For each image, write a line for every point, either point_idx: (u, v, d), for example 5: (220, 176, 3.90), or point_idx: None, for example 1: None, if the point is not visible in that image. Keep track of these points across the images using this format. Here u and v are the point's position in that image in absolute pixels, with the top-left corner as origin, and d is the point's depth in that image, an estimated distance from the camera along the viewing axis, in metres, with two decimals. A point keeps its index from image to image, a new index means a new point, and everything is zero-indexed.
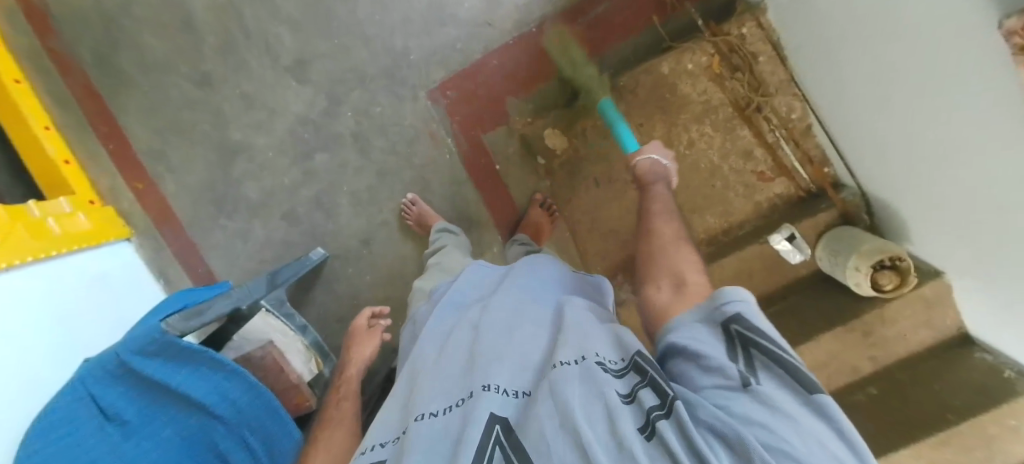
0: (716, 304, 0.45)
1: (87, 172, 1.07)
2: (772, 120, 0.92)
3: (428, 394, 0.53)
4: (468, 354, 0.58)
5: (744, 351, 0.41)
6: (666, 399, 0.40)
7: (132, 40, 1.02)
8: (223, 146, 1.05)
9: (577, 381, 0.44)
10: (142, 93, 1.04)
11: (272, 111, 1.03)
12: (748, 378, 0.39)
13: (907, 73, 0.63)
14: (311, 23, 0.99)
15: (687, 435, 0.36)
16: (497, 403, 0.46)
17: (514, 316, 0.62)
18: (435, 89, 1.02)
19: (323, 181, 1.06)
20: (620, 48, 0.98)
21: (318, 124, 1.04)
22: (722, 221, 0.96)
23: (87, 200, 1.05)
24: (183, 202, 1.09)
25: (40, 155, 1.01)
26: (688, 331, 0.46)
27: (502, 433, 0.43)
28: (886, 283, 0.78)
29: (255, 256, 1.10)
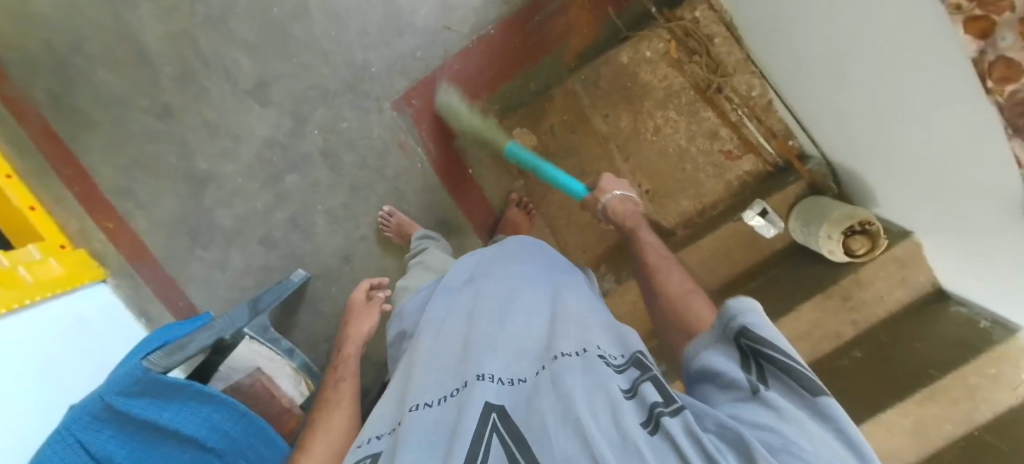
0: (725, 320, 0.49)
1: (53, 216, 1.05)
2: (733, 100, 0.93)
3: (422, 386, 0.54)
4: (461, 345, 0.59)
5: (755, 364, 0.44)
6: (672, 400, 0.41)
7: (88, 78, 1.00)
8: (192, 176, 1.04)
9: (579, 375, 0.46)
10: (104, 131, 1.03)
11: (238, 137, 1.02)
12: (758, 387, 0.41)
13: (856, 41, 0.64)
14: (268, 45, 0.98)
15: (693, 433, 0.37)
16: (491, 391, 0.47)
17: (507, 308, 0.63)
18: (400, 99, 1.02)
19: (297, 202, 1.05)
20: (579, 41, 0.99)
21: (285, 146, 1.03)
22: (696, 204, 0.96)
23: (57, 244, 1.02)
24: (157, 237, 1.07)
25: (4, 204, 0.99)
26: (708, 353, 0.49)
27: (499, 420, 0.44)
28: (858, 248, 0.79)
29: (236, 284, 1.09)
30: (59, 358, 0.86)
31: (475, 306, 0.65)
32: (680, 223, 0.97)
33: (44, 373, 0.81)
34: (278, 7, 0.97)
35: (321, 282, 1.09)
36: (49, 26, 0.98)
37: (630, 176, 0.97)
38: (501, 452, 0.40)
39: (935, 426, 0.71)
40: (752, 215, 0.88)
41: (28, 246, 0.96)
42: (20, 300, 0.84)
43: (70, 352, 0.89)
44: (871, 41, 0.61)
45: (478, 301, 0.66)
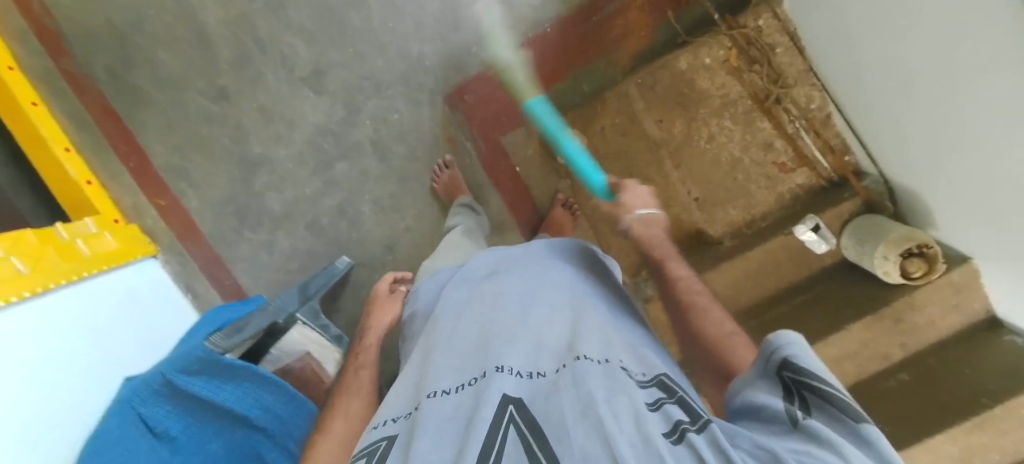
0: (767, 354, 0.46)
1: (109, 192, 1.07)
2: (791, 111, 0.92)
3: (437, 371, 0.51)
4: (480, 333, 0.56)
5: (797, 395, 0.41)
6: (700, 418, 0.38)
7: (147, 58, 1.02)
8: (244, 160, 1.06)
9: (599, 377, 0.43)
10: (161, 110, 1.05)
11: (290, 123, 1.04)
12: (797, 413, 0.39)
13: (928, 59, 0.62)
14: (324, 33, 0.99)
15: (723, 452, 0.33)
16: (511, 384, 0.45)
17: (528, 302, 0.61)
18: (452, 93, 1.03)
19: (345, 189, 1.07)
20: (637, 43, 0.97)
21: (336, 134, 1.04)
22: (745, 214, 0.96)
23: (112, 219, 1.05)
24: (207, 217, 1.09)
25: (63, 177, 1.01)
26: (749, 389, 0.46)
27: (516, 412, 0.41)
28: (915, 271, 0.78)
29: (282, 267, 1.11)
30: (110, 330, 0.89)
31: (496, 297, 0.63)
32: (727, 232, 0.97)
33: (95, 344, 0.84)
34: None
35: (363, 269, 1.11)
36: (111, 5, 1.00)
37: (680, 184, 0.97)
38: (520, 441, 0.37)
39: (982, 453, 0.71)
40: (805, 229, 0.88)
41: (82, 220, 0.98)
42: (73, 276, 0.87)
43: (121, 324, 0.92)
44: (941, 41, 0.58)
45: (498, 293, 0.64)
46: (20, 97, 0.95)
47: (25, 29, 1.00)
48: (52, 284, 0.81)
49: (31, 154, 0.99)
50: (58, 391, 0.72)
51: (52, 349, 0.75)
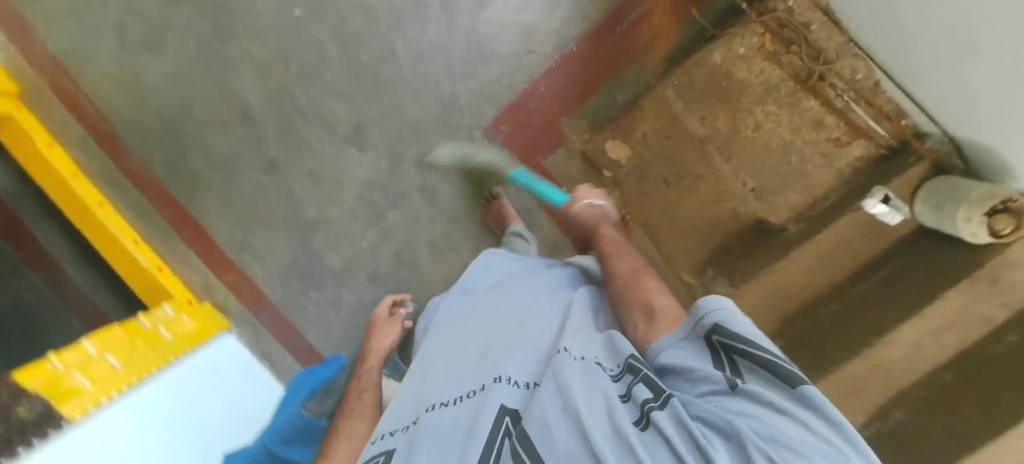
0: (697, 318, 0.46)
1: (178, 274, 1.13)
2: (837, 85, 0.90)
3: (442, 384, 0.58)
4: (480, 347, 0.61)
5: (729, 358, 0.42)
6: (661, 393, 0.41)
7: (199, 143, 1.06)
8: (301, 223, 1.09)
9: (580, 375, 0.47)
10: (218, 191, 1.09)
11: (339, 182, 1.07)
12: (735, 381, 0.40)
13: (982, 13, 0.59)
14: (359, 90, 1.02)
15: (684, 426, 0.37)
16: (507, 394, 0.49)
17: (524, 313, 0.64)
18: (490, 127, 1.05)
19: (399, 238, 1.09)
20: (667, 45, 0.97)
21: (384, 185, 1.07)
22: (806, 196, 0.95)
23: (186, 300, 1.09)
24: (273, 285, 1.13)
25: (136, 267, 1.06)
26: (676, 349, 0.47)
27: (511, 423, 0.45)
28: (1004, 227, 0.73)
29: (348, 322, 1.13)
30: (200, 410, 0.91)
31: (499, 312, 0.67)
32: (791, 218, 0.96)
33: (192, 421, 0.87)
34: (366, 55, 1.00)
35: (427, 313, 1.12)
36: (159, 95, 1.04)
37: (733, 176, 0.96)
38: (513, 447, 0.43)
39: None
40: (874, 201, 0.86)
41: (160, 307, 1.02)
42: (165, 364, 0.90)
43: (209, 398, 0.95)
44: None
45: (499, 309, 0.68)
46: (87, 201, 1.01)
47: (84, 135, 1.08)
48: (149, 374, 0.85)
49: (107, 252, 1.06)
50: None
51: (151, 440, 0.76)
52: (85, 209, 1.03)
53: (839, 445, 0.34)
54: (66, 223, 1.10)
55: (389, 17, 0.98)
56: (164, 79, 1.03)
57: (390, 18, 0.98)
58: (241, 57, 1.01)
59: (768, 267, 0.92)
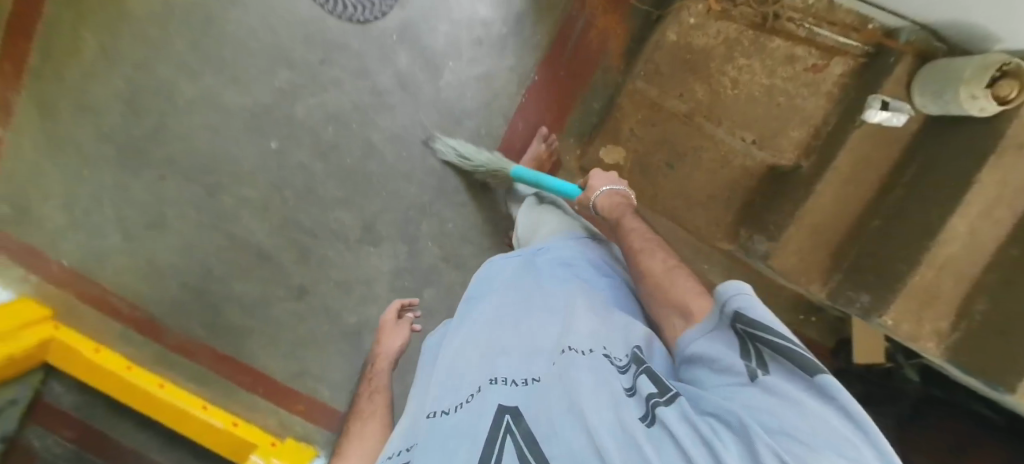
0: (721, 305, 0.46)
1: (253, 423, 1.14)
2: (795, 17, 0.89)
3: (442, 392, 0.57)
4: (478, 350, 0.61)
5: (752, 348, 0.42)
6: (667, 391, 0.43)
7: (229, 296, 1.10)
8: (347, 331, 1.12)
9: (582, 372, 0.48)
10: (261, 334, 1.12)
11: (369, 281, 1.10)
12: (757, 371, 0.40)
13: None
14: (355, 192, 1.06)
15: (691, 423, 0.38)
16: (505, 394, 0.50)
17: (524, 316, 0.64)
18: (487, 176, 1.07)
19: (442, 311, 1.14)
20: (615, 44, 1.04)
21: (411, 268, 1.11)
22: (807, 128, 0.96)
23: (270, 443, 1.11)
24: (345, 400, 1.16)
25: (213, 431, 1.07)
26: (707, 337, 0.48)
27: (511, 421, 0.46)
28: (1009, 92, 0.73)
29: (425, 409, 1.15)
30: None
31: (500, 314, 0.67)
32: (800, 154, 0.97)
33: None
34: (350, 158, 1.04)
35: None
36: (178, 270, 1.09)
37: (730, 135, 0.98)
38: (516, 449, 0.43)
39: None
40: (874, 111, 0.85)
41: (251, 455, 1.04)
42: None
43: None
44: None
45: (499, 310, 0.68)
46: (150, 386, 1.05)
47: (124, 329, 1.11)
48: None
49: (179, 430, 1.06)
50: None
51: None
52: (150, 396, 1.05)
53: (851, 437, 0.33)
54: (139, 419, 1.13)
55: (358, 117, 1.03)
56: (177, 251, 1.08)
57: (359, 117, 1.03)
58: (240, 204, 1.07)
59: (799, 211, 0.91)
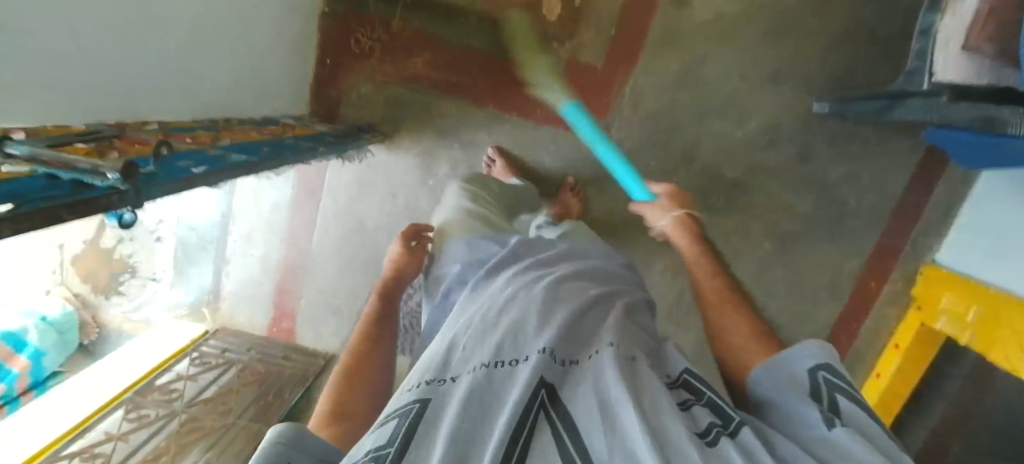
0: (798, 353, 0.44)
1: (994, 354, 0.84)
2: None
3: (481, 339, 0.46)
4: (511, 312, 0.50)
5: (830, 398, 0.40)
6: (730, 420, 0.39)
7: None
8: (785, 243, 1.10)
9: (639, 378, 0.42)
10: (800, 310, 1.13)
11: (729, 232, 1.10)
12: (834, 419, 0.37)
13: (167, 80, 0.65)
14: (644, 256, 1.09)
15: (761, 456, 0.34)
16: (551, 369, 0.42)
17: (574, 293, 0.55)
18: (599, 134, 1.06)
19: (754, 155, 1.06)
20: (448, 32, 1.02)
21: (708, 192, 1.08)
22: None
23: (982, 316, 0.88)
24: (875, 225, 1.08)
25: (1010, 342, 0.81)
26: (784, 371, 0.44)
27: (546, 394, 0.39)
28: None
29: (876, 139, 1.04)
30: None
31: (534, 286, 0.56)
32: None
33: (1009, 230, 0.88)
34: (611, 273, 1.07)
35: (825, 76, 1.01)
36: None
37: None
38: (552, 430, 0.36)
39: None
40: None
41: (943, 329, 0.97)
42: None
43: (982, 222, 0.96)
44: (156, 95, 0.64)
45: (547, 279, 0.57)
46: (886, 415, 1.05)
47: None
48: (1005, 317, 0.84)
49: (1005, 366, 0.81)
50: None
51: None
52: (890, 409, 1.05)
53: None
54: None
55: None
56: None
57: None
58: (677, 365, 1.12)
59: None
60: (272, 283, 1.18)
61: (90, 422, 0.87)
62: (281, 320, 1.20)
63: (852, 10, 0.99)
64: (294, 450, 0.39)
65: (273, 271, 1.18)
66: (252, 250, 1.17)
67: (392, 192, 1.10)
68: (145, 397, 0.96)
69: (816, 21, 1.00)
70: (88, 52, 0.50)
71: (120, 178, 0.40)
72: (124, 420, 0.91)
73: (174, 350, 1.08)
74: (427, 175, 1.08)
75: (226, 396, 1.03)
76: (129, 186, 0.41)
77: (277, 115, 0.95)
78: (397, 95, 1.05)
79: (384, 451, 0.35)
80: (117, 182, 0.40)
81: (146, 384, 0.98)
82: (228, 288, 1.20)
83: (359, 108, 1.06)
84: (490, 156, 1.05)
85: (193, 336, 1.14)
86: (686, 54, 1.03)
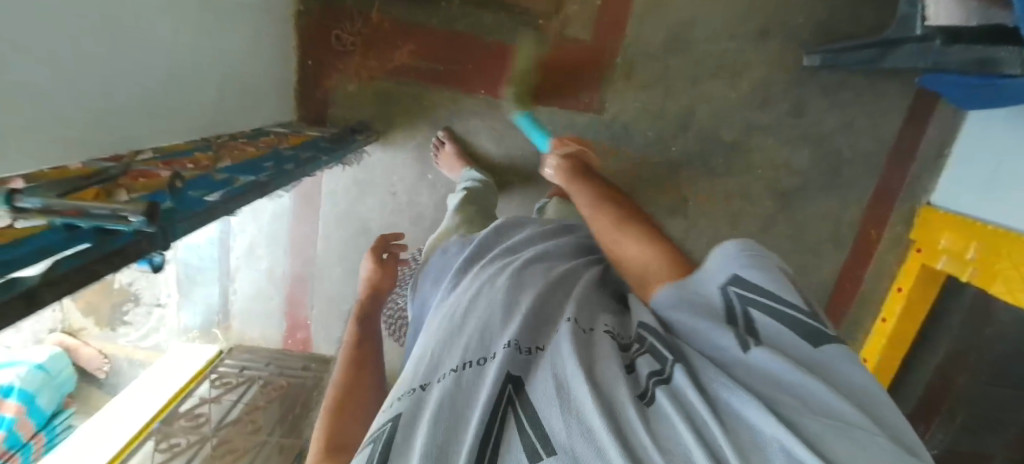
0: (709, 271, 0.44)
1: (998, 289, 0.87)
2: None
3: (445, 343, 0.46)
4: (474, 310, 0.49)
5: (745, 313, 0.39)
6: (661, 365, 0.38)
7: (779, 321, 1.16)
8: (786, 199, 1.12)
9: (594, 350, 0.41)
10: (805, 261, 1.16)
11: (731, 193, 1.11)
12: (750, 340, 0.37)
13: (152, 104, 0.62)
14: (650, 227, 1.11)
15: (689, 400, 0.34)
16: (518, 362, 0.41)
17: (537, 277, 0.54)
18: (595, 110, 1.05)
19: (749, 114, 1.06)
20: (430, 20, 0.99)
21: (707, 156, 1.09)
22: None
23: (983, 253, 0.91)
24: (871, 170, 1.10)
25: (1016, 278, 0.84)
26: (698, 292, 0.43)
27: (513, 390, 0.39)
28: None
29: (866, 87, 1.05)
30: None
31: (499, 276, 0.55)
32: None
33: (1002, 165, 0.90)
34: None
35: (813, 27, 1.01)
36: None
37: None
38: (519, 424, 0.36)
39: None
40: None
41: (943, 269, 1.01)
42: None
43: (975, 158, 0.99)
44: (144, 121, 0.62)
45: (510, 267, 0.56)
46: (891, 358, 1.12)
47: None
48: (1007, 249, 0.86)
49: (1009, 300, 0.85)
50: None
51: None
52: (896, 352, 1.12)
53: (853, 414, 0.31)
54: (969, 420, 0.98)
55: None
56: None
57: None
58: None
59: None
60: (282, 295, 1.17)
61: (123, 457, 0.89)
62: (295, 331, 1.19)
63: None
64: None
65: (280, 284, 1.17)
66: (257, 265, 1.16)
67: (392, 190, 1.08)
68: (172, 425, 0.97)
69: None
70: (71, 87, 0.48)
71: (144, 219, 0.37)
72: (156, 452, 0.92)
73: (193, 374, 1.08)
74: (426, 169, 1.07)
75: (254, 414, 1.02)
76: (155, 226, 0.38)
77: (267, 126, 0.92)
78: (385, 90, 1.02)
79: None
80: (142, 224, 0.38)
81: (169, 413, 0.99)
82: (236, 305, 1.19)
83: (347, 108, 1.03)
84: (439, 137, 1.03)
85: (207, 358, 1.13)
86: (673, 18, 1.01)
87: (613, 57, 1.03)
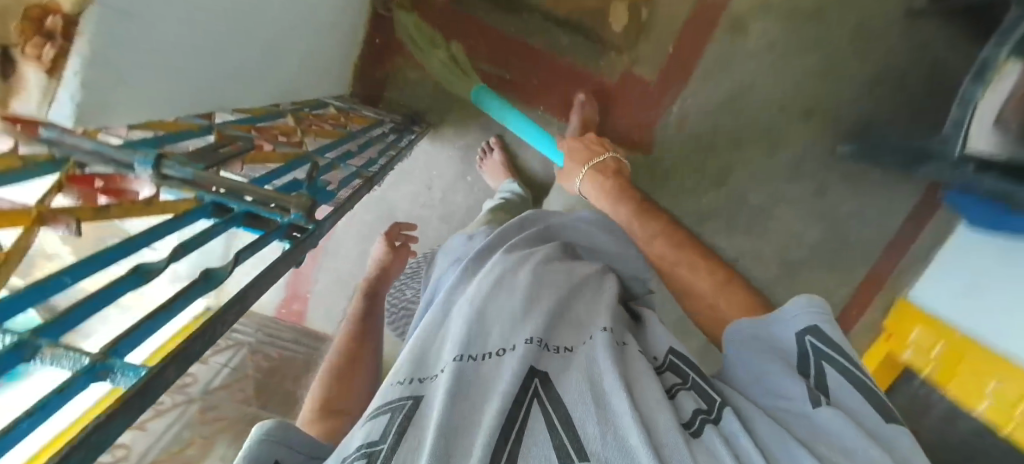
0: (786, 314, 0.42)
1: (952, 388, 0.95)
2: None
3: (468, 324, 0.41)
4: (496, 299, 0.44)
5: (819, 366, 0.39)
6: (711, 406, 0.37)
7: None
8: (789, 268, 1.19)
9: (631, 366, 0.39)
10: None
11: (744, 253, 1.17)
12: (819, 396, 0.37)
13: (248, 56, 0.58)
14: None
15: (737, 444, 0.34)
16: (552, 360, 0.38)
17: (565, 273, 0.49)
18: (640, 149, 1.09)
19: (777, 184, 1.13)
20: (508, 30, 1.02)
21: (731, 215, 1.14)
22: None
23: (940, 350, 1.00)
24: (868, 258, 1.19)
25: (972, 384, 0.91)
26: (773, 333, 0.42)
27: (540, 385, 0.35)
28: None
29: (882, 182, 1.14)
30: (1004, 289, 0.92)
31: (521, 263, 0.49)
32: None
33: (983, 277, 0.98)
34: None
35: (850, 118, 1.08)
36: None
37: None
38: (545, 417, 0.33)
39: None
40: None
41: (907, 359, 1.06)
42: (989, 368, 0.89)
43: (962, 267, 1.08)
44: (237, 73, 0.57)
45: (534, 255, 0.51)
46: None
47: None
48: (971, 356, 0.93)
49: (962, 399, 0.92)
50: (996, 307, 0.92)
51: (992, 313, 0.92)
52: None
53: None
54: None
55: None
56: None
57: None
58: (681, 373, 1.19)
59: None
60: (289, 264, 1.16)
61: None
62: (291, 302, 1.17)
63: (887, 62, 1.06)
64: (283, 448, 0.36)
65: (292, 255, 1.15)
66: None
67: (429, 184, 1.07)
68: None
69: (853, 67, 1.06)
70: (190, 22, 0.44)
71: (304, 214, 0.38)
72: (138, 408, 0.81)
73: None
74: (467, 171, 1.06)
75: (243, 382, 0.93)
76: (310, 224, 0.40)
77: (326, 97, 0.90)
78: (447, 87, 1.03)
79: (376, 447, 0.31)
80: (300, 218, 0.40)
81: None
82: None
83: (405, 93, 1.03)
84: (489, 144, 1.04)
85: None
86: (732, 81, 1.06)
87: (669, 105, 1.07)
